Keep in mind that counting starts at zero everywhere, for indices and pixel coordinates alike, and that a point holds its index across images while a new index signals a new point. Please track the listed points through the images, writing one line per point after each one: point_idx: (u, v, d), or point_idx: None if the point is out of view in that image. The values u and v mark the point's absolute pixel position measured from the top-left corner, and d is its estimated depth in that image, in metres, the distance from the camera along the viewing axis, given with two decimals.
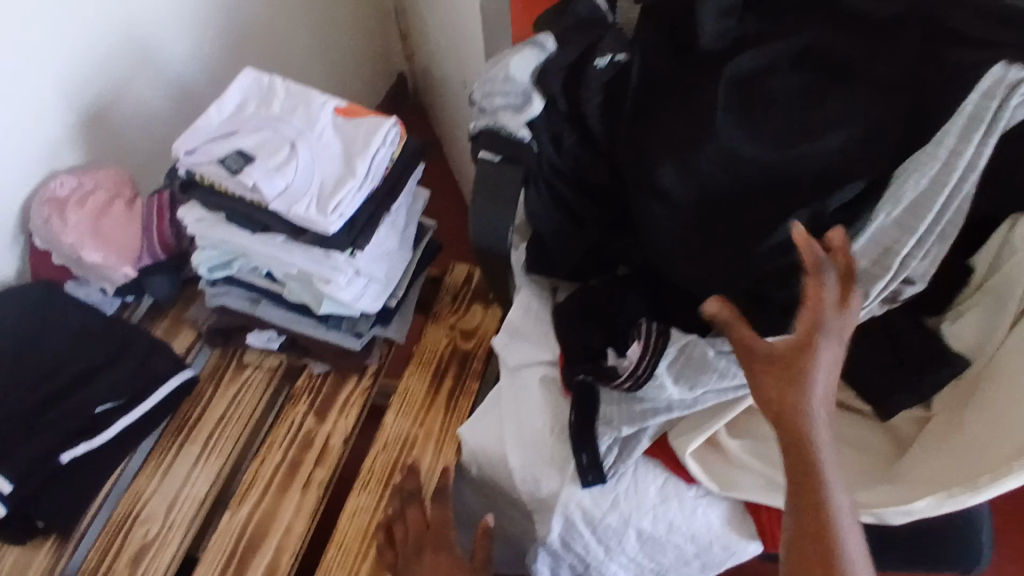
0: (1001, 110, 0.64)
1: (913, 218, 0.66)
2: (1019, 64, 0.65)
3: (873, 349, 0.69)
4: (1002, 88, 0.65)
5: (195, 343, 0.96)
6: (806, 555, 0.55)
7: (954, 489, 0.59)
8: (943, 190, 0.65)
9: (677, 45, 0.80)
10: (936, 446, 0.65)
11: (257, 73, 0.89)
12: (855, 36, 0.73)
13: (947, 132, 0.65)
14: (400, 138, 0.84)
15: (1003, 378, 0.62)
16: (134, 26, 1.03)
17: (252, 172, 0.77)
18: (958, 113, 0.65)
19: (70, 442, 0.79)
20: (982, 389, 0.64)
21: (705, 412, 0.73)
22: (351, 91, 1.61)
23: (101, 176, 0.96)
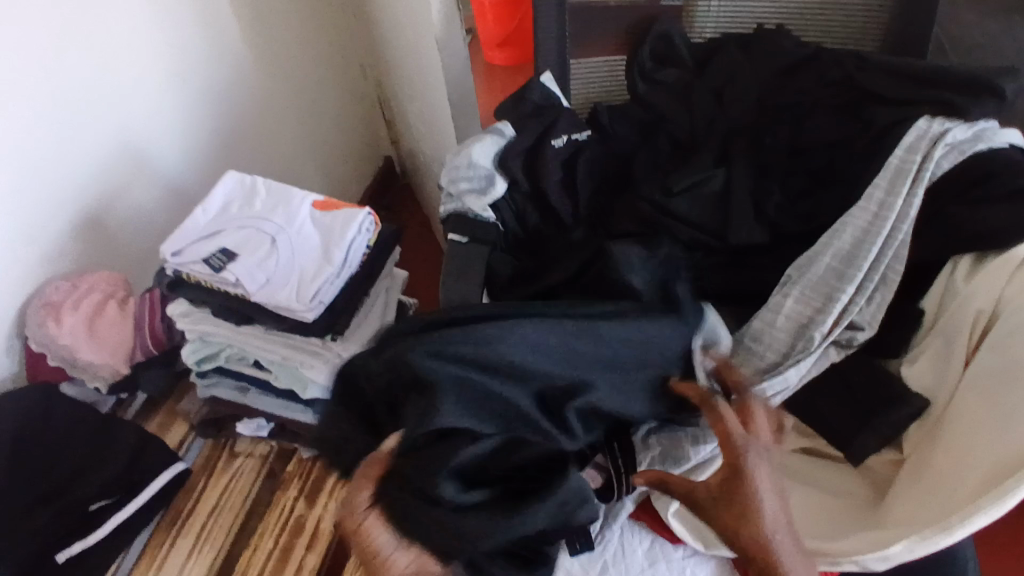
0: (925, 162, 0.73)
1: (852, 267, 0.73)
2: (938, 119, 0.75)
3: (829, 396, 0.73)
4: (926, 140, 0.74)
5: (188, 436, 0.97)
6: None
7: (925, 531, 0.59)
8: (875, 237, 0.72)
9: (644, 137, 0.93)
10: (909, 487, 0.66)
11: (240, 175, 0.94)
12: (783, 119, 0.86)
13: (880, 182, 0.74)
14: (375, 226, 0.89)
15: (959, 416, 0.65)
16: (129, 135, 1.10)
17: (236, 268, 0.81)
18: (885, 167, 0.74)
19: (65, 541, 0.81)
20: (943, 429, 0.66)
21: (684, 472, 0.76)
22: (341, 177, 1.69)
23: (94, 278, 0.98)
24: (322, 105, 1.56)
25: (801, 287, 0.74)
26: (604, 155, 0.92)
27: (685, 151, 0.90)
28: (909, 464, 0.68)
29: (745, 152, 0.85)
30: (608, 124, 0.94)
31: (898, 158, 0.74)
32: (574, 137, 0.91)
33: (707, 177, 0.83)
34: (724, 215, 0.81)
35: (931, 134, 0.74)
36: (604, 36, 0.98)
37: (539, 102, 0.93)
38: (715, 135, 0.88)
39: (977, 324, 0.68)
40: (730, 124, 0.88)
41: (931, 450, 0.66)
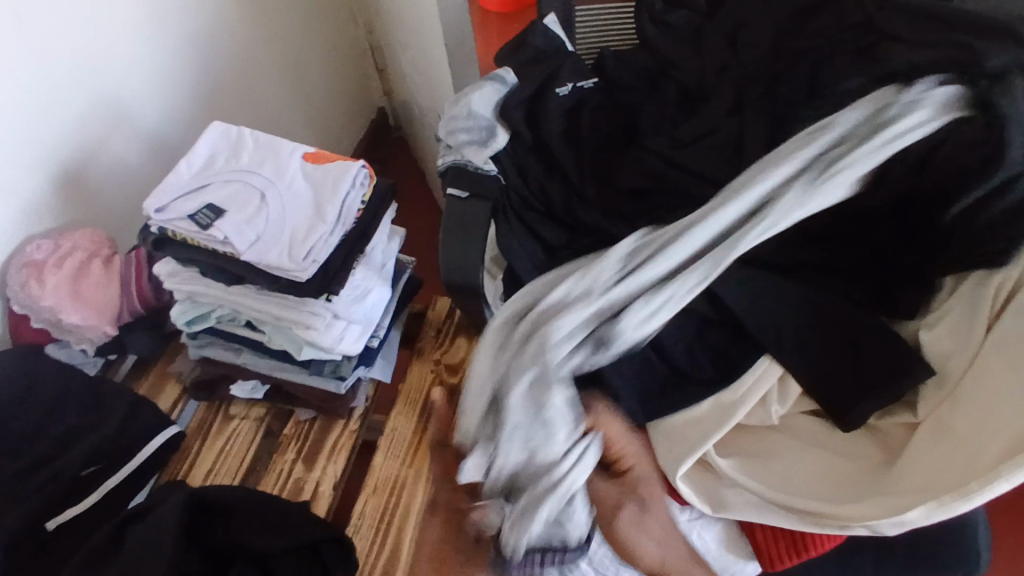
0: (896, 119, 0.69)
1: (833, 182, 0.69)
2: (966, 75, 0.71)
3: (832, 351, 0.71)
4: (916, 108, 0.69)
5: (181, 398, 0.94)
6: None
7: (945, 497, 0.59)
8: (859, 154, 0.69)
9: (650, 85, 0.89)
10: (927, 445, 0.65)
11: (225, 125, 0.90)
12: (799, 65, 0.82)
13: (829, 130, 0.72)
14: (369, 180, 0.85)
15: (983, 385, 0.63)
16: (106, 83, 1.04)
17: (223, 225, 0.76)
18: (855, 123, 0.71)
19: (58, 507, 0.78)
20: (962, 397, 0.64)
21: (704, 420, 0.72)
22: (332, 129, 1.63)
23: (77, 237, 0.96)
24: (311, 53, 1.49)
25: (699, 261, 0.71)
26: (609, 104, 0.87)
27: (694, 100, 0.85)
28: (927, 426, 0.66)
29: (760, 100, 0.81)
30: (613, 71, 0.89)
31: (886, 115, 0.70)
32: (579, 85, 0.87)
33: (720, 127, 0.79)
34: (736, 167, 0.77)
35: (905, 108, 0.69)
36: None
37: (540, 46, 0.88)
38: (728, 83, 0.83)
39: (1000, 292, 0.65)
40: (742, 71, 0.83)
41: (949, 415, 0.64)
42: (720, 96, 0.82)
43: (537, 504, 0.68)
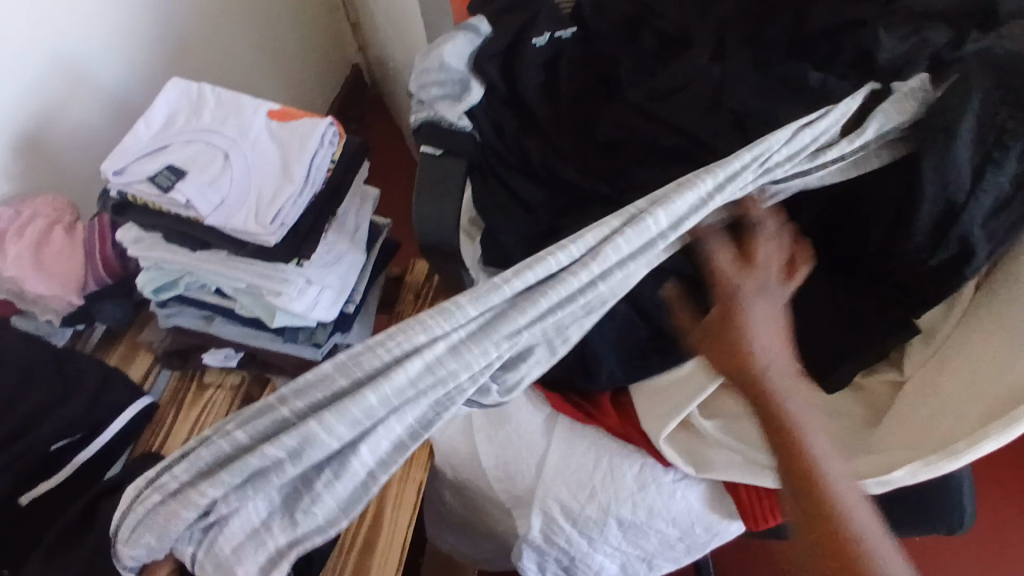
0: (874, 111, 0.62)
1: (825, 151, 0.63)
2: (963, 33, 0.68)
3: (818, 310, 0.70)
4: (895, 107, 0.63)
5: (153, 368, 0.92)
6: (816, 520, 0.56)
7: (933, 457, 0.57)
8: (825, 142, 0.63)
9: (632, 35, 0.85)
10: (912, 402, 0.65)
11: (185, 82, 0.85)
12: (787, 10, 0.78)
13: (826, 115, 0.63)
14: (339, 138, 0.81)
15: (973, 341, 0.62)
16: (60, 40, 0.98)
17: (184, 188, 0.73)
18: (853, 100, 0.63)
19: (29, 482, 0.76)
20: (951, 353, 0.64)
21: (695, 373, 0.72)
22: (304, 87, 1.57)
23: (38, 204, 0.92)
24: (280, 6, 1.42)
25: (733, 182, 0.60)
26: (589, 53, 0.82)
27: (676, 48, 0.81)
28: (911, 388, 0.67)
29: (745, 44, 0.77)
30: (593, 19, 0.85)
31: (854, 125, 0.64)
32: (557, 35, 0.83)
33: (703, 74, 0.75)
34: None
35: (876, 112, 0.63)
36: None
37: None
38: (712, 28, 0.79)
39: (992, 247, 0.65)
40: (726, 15, 0.79)
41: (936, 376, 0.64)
42: (703, 42, 0.78)
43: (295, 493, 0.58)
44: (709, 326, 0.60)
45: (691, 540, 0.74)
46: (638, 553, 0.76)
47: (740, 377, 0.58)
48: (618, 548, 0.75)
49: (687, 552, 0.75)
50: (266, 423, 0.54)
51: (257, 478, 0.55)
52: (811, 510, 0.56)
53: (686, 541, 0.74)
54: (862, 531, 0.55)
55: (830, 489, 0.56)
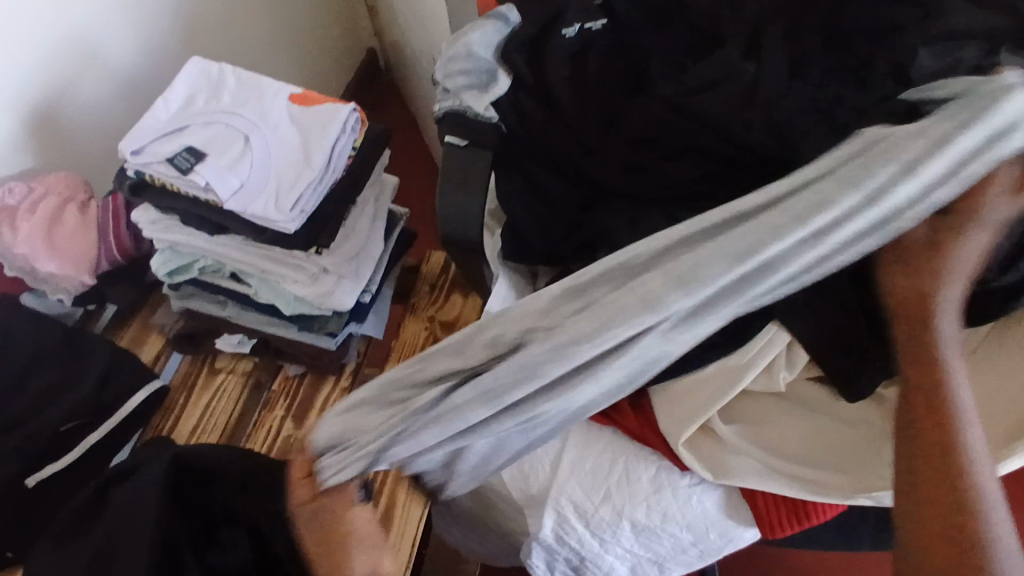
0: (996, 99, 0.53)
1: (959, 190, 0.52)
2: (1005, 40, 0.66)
3: None
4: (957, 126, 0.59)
5: (164, 351, 0.91)
6: (929, 451, 0.56)
7: None
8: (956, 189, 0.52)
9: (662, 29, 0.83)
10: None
11: (205, 62, 0.83)
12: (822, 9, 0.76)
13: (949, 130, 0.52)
14: (360, 125, 0.80)
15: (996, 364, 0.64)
16: (77, 15, 0.96)
17: (204, 171, 0.71)
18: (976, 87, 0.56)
19: (38, 464, 0.75)
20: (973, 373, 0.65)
21: (721, 374, 0.69)
22: (319, 70, 1.55)
23: (50, 181, 0.91)
24: None
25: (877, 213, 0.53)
26: (618, 45, 0.81)
27: (708, 42, 0.80)
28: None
29: (782, 40, 0.75)
30: (623, 11, 0.83)
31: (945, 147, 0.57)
32: (585, 27, 0.81)
33: (735, 71, 0.73)
34: None
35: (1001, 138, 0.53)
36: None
37: None
38: (746, 22, 0.77)
39: None
40: (761, 9, 0.77)
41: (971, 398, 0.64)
42: (736, 37, 0.77)
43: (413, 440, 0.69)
44: (922, 231, 0.58)
45: (705, 544, 0.73)
46: (650, 556, 0.74)
47: (913, 291, 0.59)
48: (630, 550, 0.74)
49: (699, 556, 0.74)
50: (409, 402, 0.64)
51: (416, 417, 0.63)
52: (931, 465, 0.56)
53: (700, 545, 0.73)
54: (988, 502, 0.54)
55: (961, 440, 0.56)
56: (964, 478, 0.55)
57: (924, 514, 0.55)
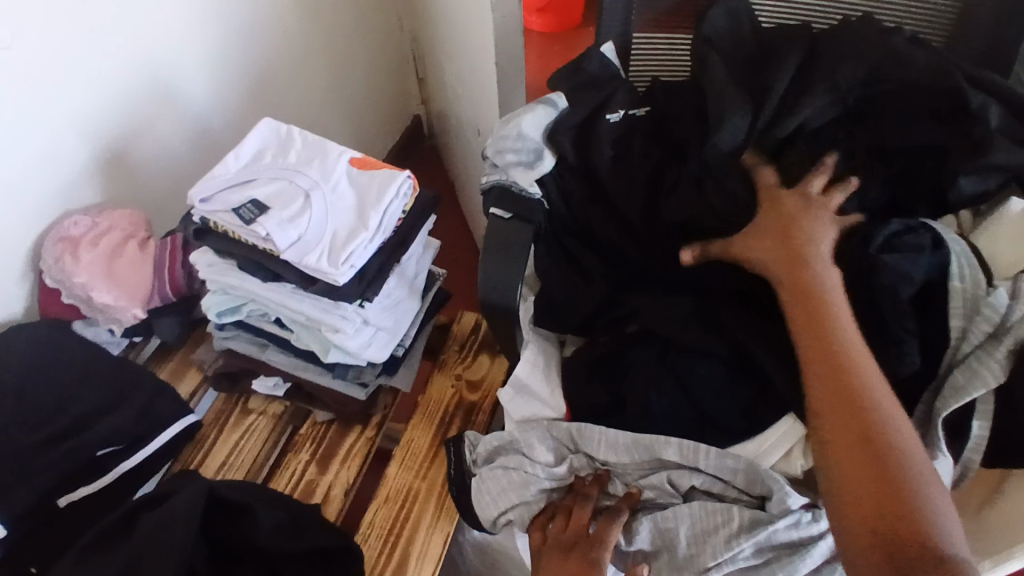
0: (964, 249, 0.69)
1: (971, 379, 0.64)
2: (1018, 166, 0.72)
3: None
4: (966, 270, 0.68)
5: (201, 386, 0.95)
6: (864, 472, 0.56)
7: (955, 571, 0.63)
8: (983, 389, 0.62)
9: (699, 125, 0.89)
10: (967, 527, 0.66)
11: (275, 122, 0.91)
12: None
13: (974, 271, 0.68)
14: (413, 190, 0.86)
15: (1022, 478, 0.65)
16: (158, 68, 1.06)
17: (266, 222, 0.77)
18: (954, 241, 0.69)
19: (70, 484, 0.78)
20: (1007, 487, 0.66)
21: (744, 461, 0.70)
22: (367, 133, 1.64)
23: (115, 217, 0.97)
24: (355, 56, 1.51)
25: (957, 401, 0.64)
26: (656, 137, 0.87)
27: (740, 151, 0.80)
28: (972, 518, 0.67)
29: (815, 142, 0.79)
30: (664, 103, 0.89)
31: (958, 291, 0.67)
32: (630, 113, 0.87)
33: (768, 168, 0.78)
34: None
35: (1002, 308, 0.65)
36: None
37: (595, 72, 0.89)
38: None
39: None
40: None
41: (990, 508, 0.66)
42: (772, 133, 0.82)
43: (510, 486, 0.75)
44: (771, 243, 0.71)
45: None
46: None
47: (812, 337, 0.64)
48: None
49: None
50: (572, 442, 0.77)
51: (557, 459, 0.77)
52: (837, 443, 0.58)
53: None
54: (927, 495, 0.54)
55: (892, 456, 0.56)
56: (910, 496, 0.54)
57: (857, 516, 0.55)
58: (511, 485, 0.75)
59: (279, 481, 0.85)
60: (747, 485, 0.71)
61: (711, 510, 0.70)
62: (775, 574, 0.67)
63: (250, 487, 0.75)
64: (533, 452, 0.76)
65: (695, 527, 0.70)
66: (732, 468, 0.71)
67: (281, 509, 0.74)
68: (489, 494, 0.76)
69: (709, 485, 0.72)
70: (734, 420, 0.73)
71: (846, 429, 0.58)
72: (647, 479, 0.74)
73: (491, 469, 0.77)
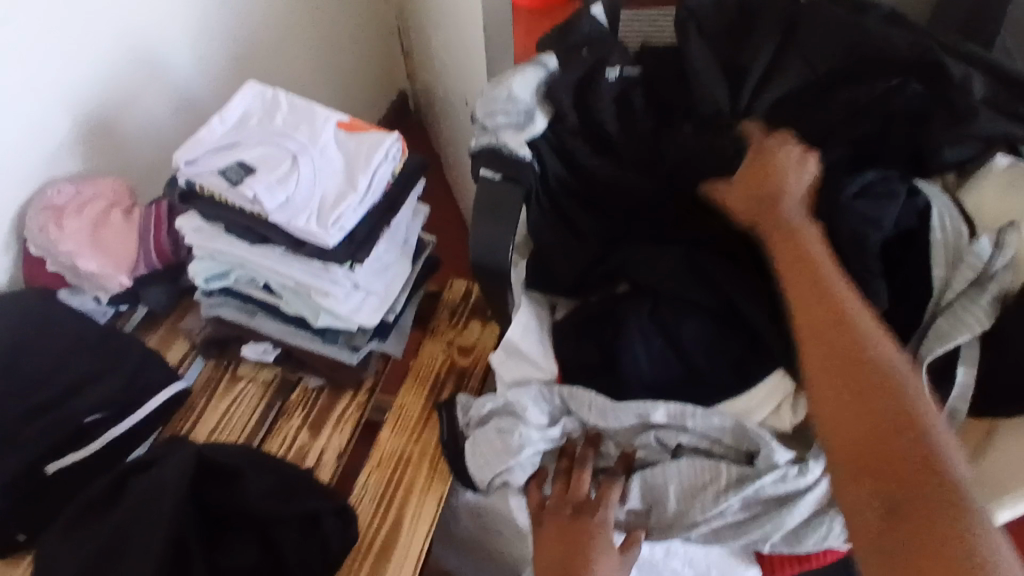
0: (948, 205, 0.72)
1: (955, 325, 0.65)
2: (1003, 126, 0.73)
3: None
4: (949, 222, 0.70)
5: (189, 355, 0.94)
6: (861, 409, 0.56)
7: None
8: (963, 335, 0.65)
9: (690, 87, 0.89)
10: None
11: (261, 86, 0.89)
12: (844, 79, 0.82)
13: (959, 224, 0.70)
14: (402, 154, 0.85)
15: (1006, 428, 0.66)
16: (139, 32, 1.03)
17: (254, 185, 0.76)
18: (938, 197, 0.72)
19: (60, 451, 0.77)
20: (990, 437, 0.67)
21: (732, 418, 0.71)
22: (353, 105, 1.62)
23: (99, 184, 0.95)
24: (341, 26, 1.48)
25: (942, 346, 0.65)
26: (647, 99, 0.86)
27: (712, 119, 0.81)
28: None
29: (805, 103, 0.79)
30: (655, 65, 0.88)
31: (941, 243, 0.69)
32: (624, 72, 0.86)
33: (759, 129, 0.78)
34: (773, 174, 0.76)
35: (986, 257, 0.67)
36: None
37: (586, 35, 0.88)
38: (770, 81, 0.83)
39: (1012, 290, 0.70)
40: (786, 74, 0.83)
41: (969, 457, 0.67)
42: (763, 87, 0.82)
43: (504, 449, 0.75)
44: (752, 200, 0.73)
45: None
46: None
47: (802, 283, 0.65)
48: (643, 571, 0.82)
49: None
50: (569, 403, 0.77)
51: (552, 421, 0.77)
52: (823, 386, 0.59)
53: None
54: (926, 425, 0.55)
55: (887, 390, 0.57)
56: (906, 428, 0.54)
57: (850, 459, 0.55)
58: (508, 448, 0.75)
59: (272, 446, 0.85)
60: (735, 442, 0.72)
61: (700, 468, 0.71)
62: (762, 528, 0.69)
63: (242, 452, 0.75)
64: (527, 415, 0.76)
65: (683, 483, 0.71)
66: (718, 426, 0.72)
67: (274, 473, 0.73)
68: (485, 458, 0.77)
69: (697, 442, 0.73)
70: (725, 377, 0.74)
71: (834, 367, 0.59)
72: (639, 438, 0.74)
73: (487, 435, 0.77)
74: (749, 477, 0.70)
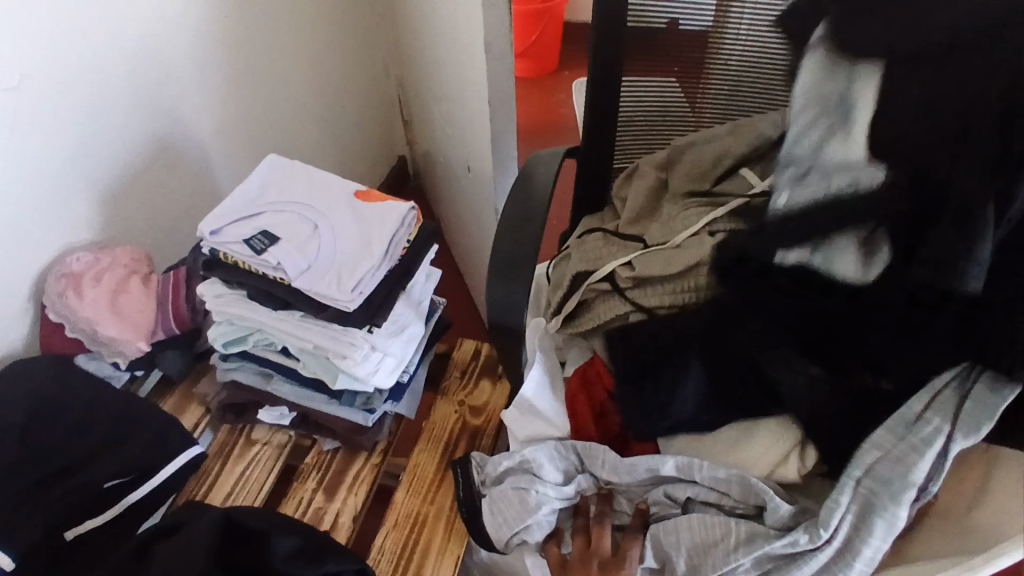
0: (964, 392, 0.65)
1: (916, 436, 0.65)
2: None
3: None
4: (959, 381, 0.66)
5: (203, 420, 0.95)
6: None
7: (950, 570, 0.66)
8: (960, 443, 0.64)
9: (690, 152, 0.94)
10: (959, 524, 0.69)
11: (280, 159, 0.94)
12: None
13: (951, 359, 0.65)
14: (416, 221, 0.89)
15: (1008, 468, 0.68)
16: (156, 111, 1.09)
17: (276, 252, 0.80)
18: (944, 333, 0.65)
19: (77, 518, 0.78)
20: (995, 476, 0.69)
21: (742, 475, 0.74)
22: (356, 173, 1.68)
23: (117, 254, 0.99)
24: (344, 99, 1.56)
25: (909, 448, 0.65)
26: None
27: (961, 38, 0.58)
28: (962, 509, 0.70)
29: None
30: None
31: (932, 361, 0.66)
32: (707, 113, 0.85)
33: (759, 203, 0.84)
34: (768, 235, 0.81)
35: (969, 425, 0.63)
36: (663, 23, 0.91)
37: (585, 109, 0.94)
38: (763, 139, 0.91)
39: None
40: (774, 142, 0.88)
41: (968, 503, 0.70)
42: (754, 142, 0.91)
43: (524, 507, 0.76)
44: None
45: None
46: None
47: None
48: None
49: None
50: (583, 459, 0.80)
51: (567, 477, 0.81)
52: None
53: None
54: None
55: None
56: None
57: None
58: (523, 509, 0.76)
59: (286, 509, 0.85)
60: (743, 495, 0.74)
61: (709, 523, 0.73)
62: None
63: (261, 515, 0.75)
64: (541, 472, 0.79)
65: (697, 537, 0.73)
66: (728, 481, 0.74)
67: (294, 535, 0.74)
68: (503, 515, 0.77)
69: (705, 496, 0.75)
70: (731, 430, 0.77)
71: None
72: (652, 494, 0.78)
73: (501, 492, 0.78)
74: (759, 535, 0.71)
